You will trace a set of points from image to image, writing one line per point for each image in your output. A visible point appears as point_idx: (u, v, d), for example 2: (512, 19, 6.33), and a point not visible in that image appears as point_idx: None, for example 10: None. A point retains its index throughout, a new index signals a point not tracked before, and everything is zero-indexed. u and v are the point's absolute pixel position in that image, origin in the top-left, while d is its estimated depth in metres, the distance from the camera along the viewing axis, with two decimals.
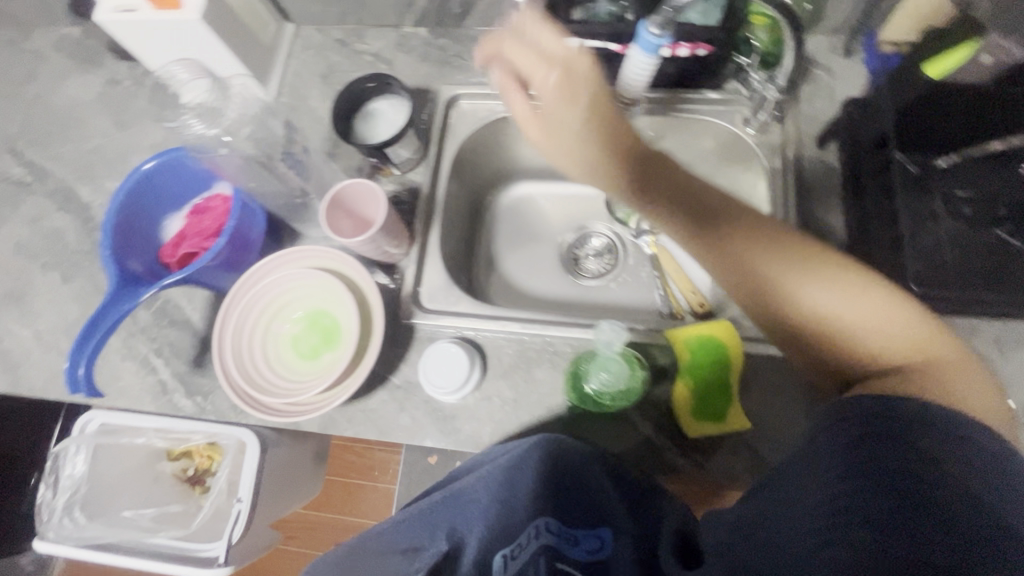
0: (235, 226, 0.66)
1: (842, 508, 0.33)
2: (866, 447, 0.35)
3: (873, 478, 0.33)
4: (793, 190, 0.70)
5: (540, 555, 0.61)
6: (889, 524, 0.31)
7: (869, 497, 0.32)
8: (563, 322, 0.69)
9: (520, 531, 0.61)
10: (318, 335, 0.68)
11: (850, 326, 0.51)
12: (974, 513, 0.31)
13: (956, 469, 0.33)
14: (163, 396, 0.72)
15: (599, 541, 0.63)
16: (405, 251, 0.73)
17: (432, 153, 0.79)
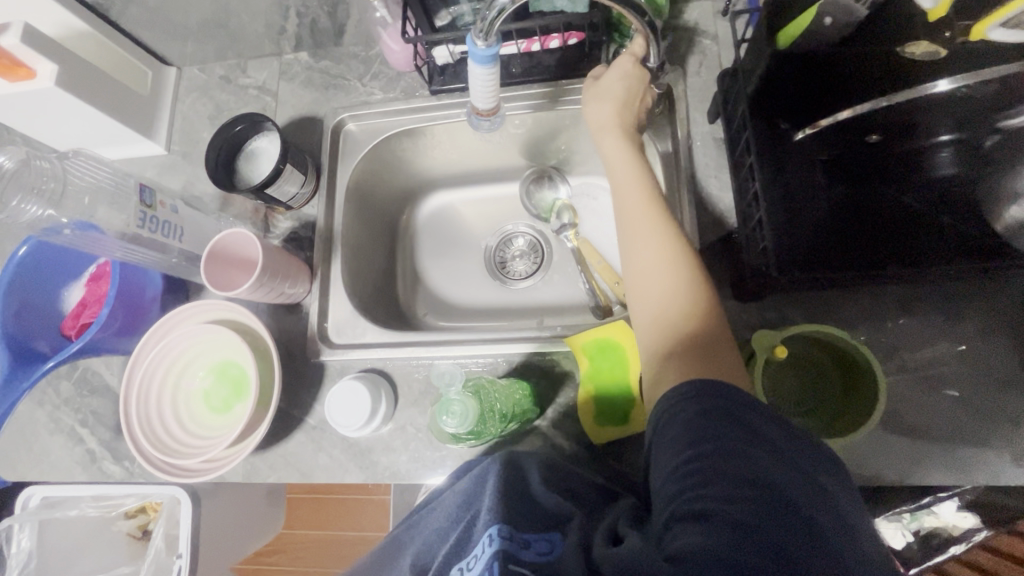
0: (120, 290, 0.66)
1: (691, 477, 0.38)
2: (713, 432, 0.39)
3: (716, 451, 0.38)
4: (687, 171, 0.67)
5: (488, 567, 0.42)
6: (726, 492, 0.36)
7: (713, 467, 0.38)
8: (469, 340, 0.68)
9: (473, 542, 0.47)
10: (227, 387, 0.68)
11: (679, 305, 0.51)
12: (809, 499, 0.36)
13: (780, 441, 0.39)
14: (93, 464, 0.72)
15: (550, 544, 0.45)
16: (307, 289, 0.72)
17: (326, 185, 0.77)
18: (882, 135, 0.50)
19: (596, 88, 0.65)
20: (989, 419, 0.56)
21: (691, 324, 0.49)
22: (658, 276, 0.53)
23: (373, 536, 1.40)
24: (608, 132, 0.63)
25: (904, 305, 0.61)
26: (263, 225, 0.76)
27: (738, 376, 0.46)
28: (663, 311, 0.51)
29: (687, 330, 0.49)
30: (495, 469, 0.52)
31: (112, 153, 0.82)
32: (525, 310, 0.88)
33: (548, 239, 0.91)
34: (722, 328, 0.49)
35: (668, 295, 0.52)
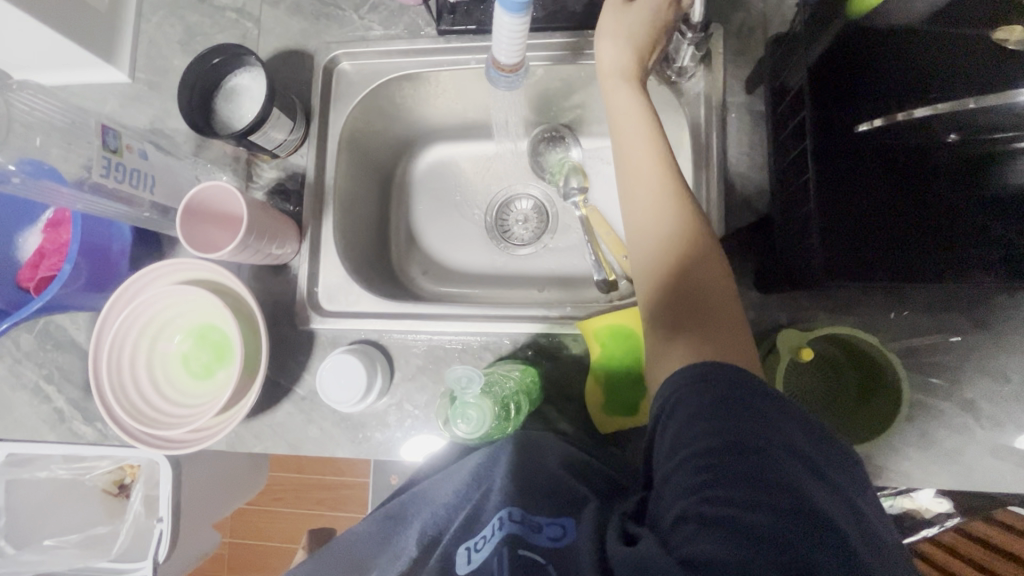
0: (83, 243, 0.60)
1: (701, 472, 0.36)
2: (724, 417, 0.38)
3: (725, 441, 0.37)
4: (718, 147, 0.62)
5: (498, 552, 0.45)
6: (737, 495, 0.35)
7: (722, 465, 0.36)
8: (472, 315, 0.64)
9: (484, 524, 0.48)
10: (209, 351, 0.63)
11: (659, 254, 0.51)
12: (824, 495, 0.35)
13: (795, 432, 0.37)
14: (62, 424, 0.68)
15: (562, 528, 0.46)
16: (295, 249, 0.66)
17: (316, 133, 0.69)
18: (959, 134, 0.47)
19: (610, 24, 0.57)
20: (1000, 428, 0.56)
21: (674, 280, 0.49)
22: (648, 235, 0.52)
23: (355, 482, 1.42)
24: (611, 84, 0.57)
25: (933, 307, 0.58)
26: (244, 173, 0.68)
27: (729, 329, 0.45)
28: (652, 273, 0.51)
29: (679, 286, 0.49)
30: (506, 451, 0.51)
31: (66, 78, 0.72)
32: (525, 278, 0.83)
33: (554, 203, 0.85)
34: (713, 282, 0.48)
35: (651, 248, 0.51)
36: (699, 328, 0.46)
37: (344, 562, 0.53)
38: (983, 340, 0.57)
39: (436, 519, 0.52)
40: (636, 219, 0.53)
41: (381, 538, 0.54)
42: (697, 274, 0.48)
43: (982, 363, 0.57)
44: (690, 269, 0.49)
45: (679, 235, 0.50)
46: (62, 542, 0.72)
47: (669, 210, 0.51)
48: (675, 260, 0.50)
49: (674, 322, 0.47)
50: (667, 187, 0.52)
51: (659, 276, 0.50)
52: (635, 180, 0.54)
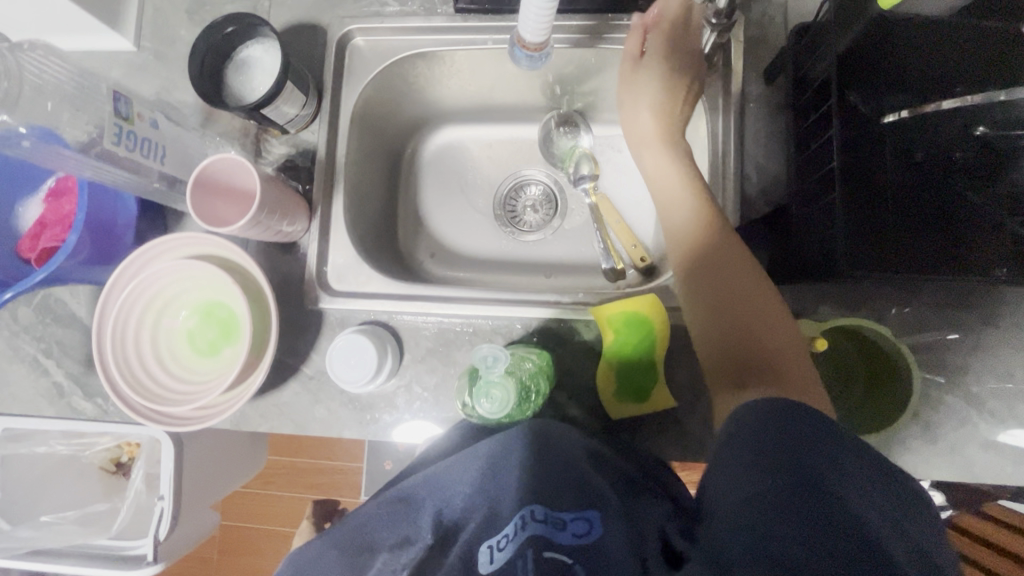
0: (88, 215, 0.58)
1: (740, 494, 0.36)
2: (786, 454, 0.36)
3: (788, 479, 0.35)
4: (735, 138, 0.61)
5: (522, 554, 0.46)
6: (803, 536, 0.32)
7: (775, 493, 0.34)
8: (484, 299, 0.63)
9: (506, 519, 0.49)
10: (215, 329, 0.62)
11: (719, 304, 0.52)
12: (896, 548, 0.32)
13: (861, 475, 0.35)
14: (61, 399, 0.67)
15: (587, 523, 0.47)
16: (305, 227, 0.65)
17: (328, 110, 0.68)
18: (987, 128, 0.49)
19: (633, 84, 0.63)
20: (1003, 423, 0.57)
21: (737, 327, 0.50)
22: (699, 283, 0.54)
23: (350, 466, 1.42)
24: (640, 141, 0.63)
25: (943, 302, 0.58)
26: (253, 148, 0.67)
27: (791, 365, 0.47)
28: (711, 319, 0.52)
29: (739, 333, 0.50)
30: (520, 441, 0.51)
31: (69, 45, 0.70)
32: (533, 264, 0.83)
33: (564, 190, 0.85)
34: (768, 318, 0.49)
35: (710, 297, 0.52)
36: (765, 370, 0.47)
37: (349, 545, 0.52)
38: (992, 337, 0.58)
39: (452, 506, 0.52)
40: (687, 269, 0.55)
41: (389, 520, 0.53)
42: (753, 314, 0.50)
43: (989, 359, 0.58)
44: (746, 313, 0.50)
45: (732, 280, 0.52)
46: (61, 518, 0.70)
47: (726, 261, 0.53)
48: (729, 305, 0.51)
49: (740, 368, 0.48)
50: (718, 240, 0.54)
51: (716, 325, 0.51)
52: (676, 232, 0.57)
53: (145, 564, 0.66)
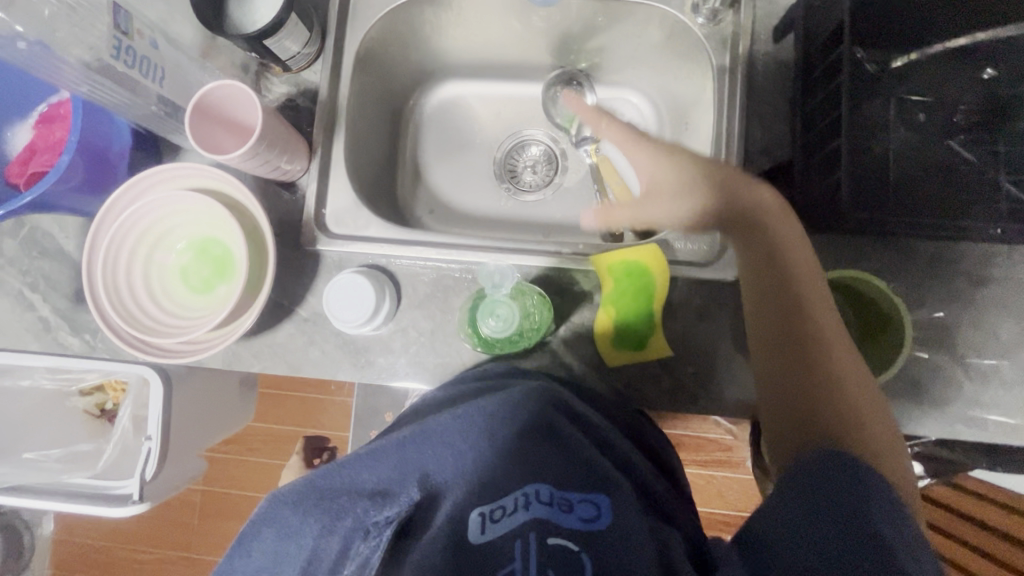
0: (80, 140, 0.56)
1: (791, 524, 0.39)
2: (843, 505, 0.39)
3: (840, 530, 0.38)
4: (741, 95, 0.62)
5: (523, 535, 0.43)
6: None
7: (828, 543, 0.37)
8: (483, 246, 0.63)
9: (507, 490, 0.46)
10: (210, 266, 0.61)
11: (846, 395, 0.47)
12: None
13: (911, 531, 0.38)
14: (47, 333, 0.66)
15: (594, 509, 0.45)
16: (304, 167, 0.64)
17: (330, 48, 0.66)
18: (993, 69, 0.51)
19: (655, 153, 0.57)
20: (988, 381, 0.58)
21: (853, 418, 0.47)
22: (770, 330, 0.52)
23: (336, 433, 1.41)
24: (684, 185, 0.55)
25: (937, 263, 0.59)
26: (253, 85, 0.66)
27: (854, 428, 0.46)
28: (778, 372, 0.50)
29: (805, 393, 0.49)
30: (524, 403, 0.51)
31: None
32: (532, 224, 0.83)
33: (565, 151, 0.84)
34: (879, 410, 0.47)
35: (831, 390, 0.48)
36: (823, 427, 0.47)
37: (328, 491, 0.50)
38: (983, 299, 0.59)
39: (443, 464, 0.50)
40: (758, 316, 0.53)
41: (374, 466, 0.51)
42: (829, 373, 0.48)
43: (979, 321, 0.59)
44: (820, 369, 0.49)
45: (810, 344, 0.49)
46: (44, 456, 0.69)
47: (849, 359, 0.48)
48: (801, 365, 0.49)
49: (798, 423, 0.49)
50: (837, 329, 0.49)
51: (780, 383, 0.50)
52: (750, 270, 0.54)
53: (130, 502, 0.65)
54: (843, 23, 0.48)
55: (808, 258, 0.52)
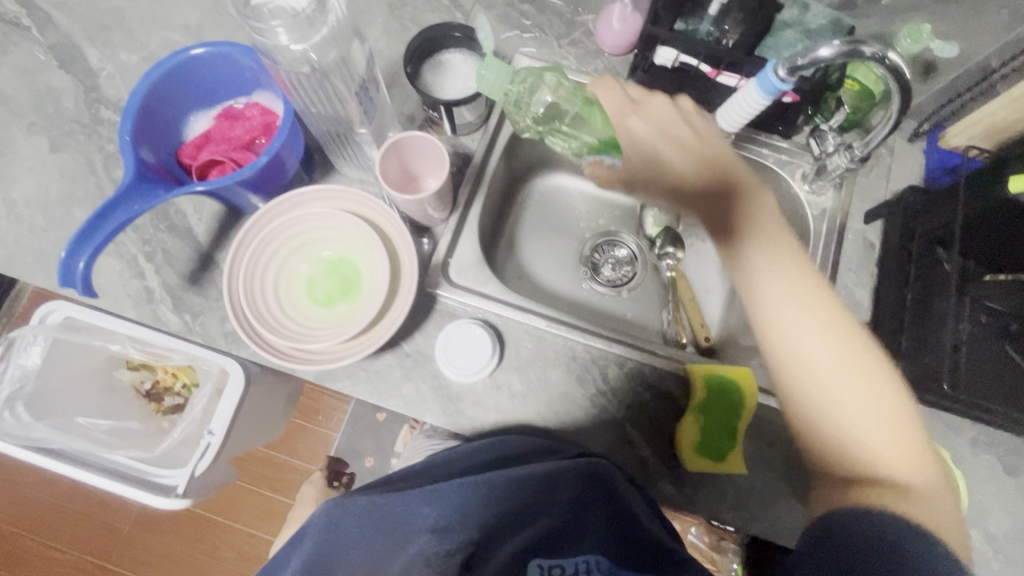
0: (279, 149, 0.60)
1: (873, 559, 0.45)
2: None
3: None
4: (832, 258, 0.72)
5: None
6: None
7: None
8: (589, 331, 0.68)
9: (566, 555, 0.52)
10: (336, 283, 0.64)
11: (864, 421, 0.55)
12: None
13: None
14: (148, 304, 0.66)
15: None
16: (445, 217, 0.69)
17: (492, 123, 0.74)
18: None
19: (716, 206, 0.68)
20: (1011, 564, 0.64)
21: (860, 467, 0.54)
22: (809, 375, 0.58)
23: (306, 466, 1.34)
24: (771, 261, 0.63)
25: (977, 445, 0.67)
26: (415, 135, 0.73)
27: (922, 502, 0.51)
28: (815, 418, 0.57)
29: (845, 432, 0.55)
30: (581, 480, 0.56)
31: None
32: (604, 316, 0.89)
33: (647, 260, 0.93)
34: (900, 428, 0.54)
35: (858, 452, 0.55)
36: (886, 492, 0.51)
37: (388, 519, 0.50)
38: (1015, 489, 0.66)
39: (499, 518, 0.51)
40: (797, 377, 0.58)
41: (439, 502, 0.51)
42: (869, 429, 0.55)
43: (1010, 508, 0.66)
44: (861, 409, 0.55)
45: (867, 389, 0.56)
46: (93, 425, 0.67)
47: (880, 393, 0.56)
48: (848, 397, 0.56)
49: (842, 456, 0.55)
50: (873, 370, 0.57)
51: (835, 395, 0.56)
52: (786, 364, 0.59)
53: (173, 495, 0.63)
54: (958, 240, 0.61)
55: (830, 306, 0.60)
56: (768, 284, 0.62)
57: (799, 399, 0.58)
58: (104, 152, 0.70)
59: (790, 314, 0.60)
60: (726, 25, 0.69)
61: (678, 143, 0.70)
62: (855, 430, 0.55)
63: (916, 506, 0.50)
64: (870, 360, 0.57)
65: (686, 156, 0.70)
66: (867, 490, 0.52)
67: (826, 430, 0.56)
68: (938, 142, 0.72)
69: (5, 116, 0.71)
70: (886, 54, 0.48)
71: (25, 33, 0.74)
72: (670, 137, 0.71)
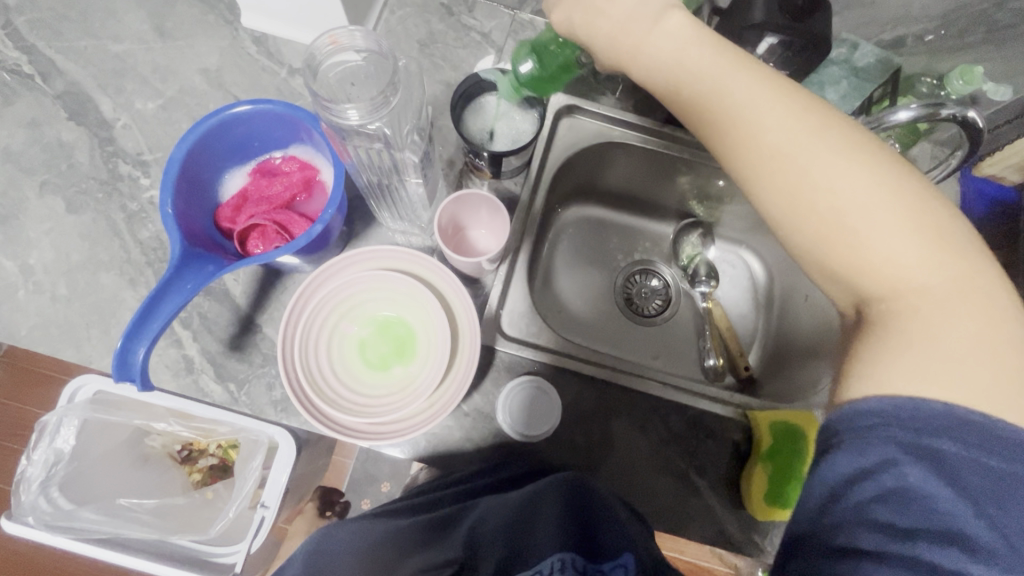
0: (332, 217, 0.57)
1: (860, 486, 0.38)
2: None
3: None
4: None
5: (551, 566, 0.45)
6: None
7: None
8: (648, 379, 0.68)
9: (538, 555, 0.46)
10: (390, 344, 0.61)
11: (930, 281, 0.41)
12: None
13: None
14: (188, 375, 0.62)
15: (625, 565, 0.46)
16: (496, 268, 0.68)
17: (534, 167, 0.73)
18: None
19: (684, 51, 0.49)
20: None
21: (909, 306, 0.41)
22: (786, 204, 0.45)
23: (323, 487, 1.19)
24: (725, 76, 0.47)
25: None
26: (456, 182, 0.71)
27: (937, 348, 0.39)
28: (821, 253, 0.44)
29: (838, 268, 0.44)
30: (555, 486, 0.52)
31: (296, 32, 0.72)
32: (644, 346, 0.88)
33: (681, 289, 0.92)
34: (964, 308, 0.40)
35: (853, 294, 0.45)
36: (909, 347, 0.40)
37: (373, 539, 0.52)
38: None
39: (483, 535, 0.51)
40: (780, 202, 0.45)
41: (423, 531, 0.53)
42: (906, 267, 0.41)
43: None
44: (875, 235, 0.42)
45: (858, 166, 0.42)
46: (137, 505, 0.65)
47: (898, 231, 0.41)
48: (859, 227, 0.42)
49: (862, 302, 0.44)
50: (921, 215, 0.42)
51: (838, 231, 0.43)
52: (747, 147, 0.46)
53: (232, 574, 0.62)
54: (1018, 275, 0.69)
55: (801, 136, 0.44)
56: (823, 145, 0.43)
57: (793, 239, 0.45)
58: (126, 211, 0.66)
59: (748, 91, 0.46)
60: (770, 63, 0.65)
61: (630, 10, 0.50)
62: (853, 292, 0.44)
63: (927, 370, 0.39)
64: (900, 188, 0.42)
65: (636, 4, 0.50)
66: (882, 325, 0.42)
67: (827, 278, 0.45)
68: (972, 171, 0.72)
69: (16, 176, 0.67)
70: (966, 113, 0.49)
71: (30, 83, 0.70)
72: (612, 7, 0.51)
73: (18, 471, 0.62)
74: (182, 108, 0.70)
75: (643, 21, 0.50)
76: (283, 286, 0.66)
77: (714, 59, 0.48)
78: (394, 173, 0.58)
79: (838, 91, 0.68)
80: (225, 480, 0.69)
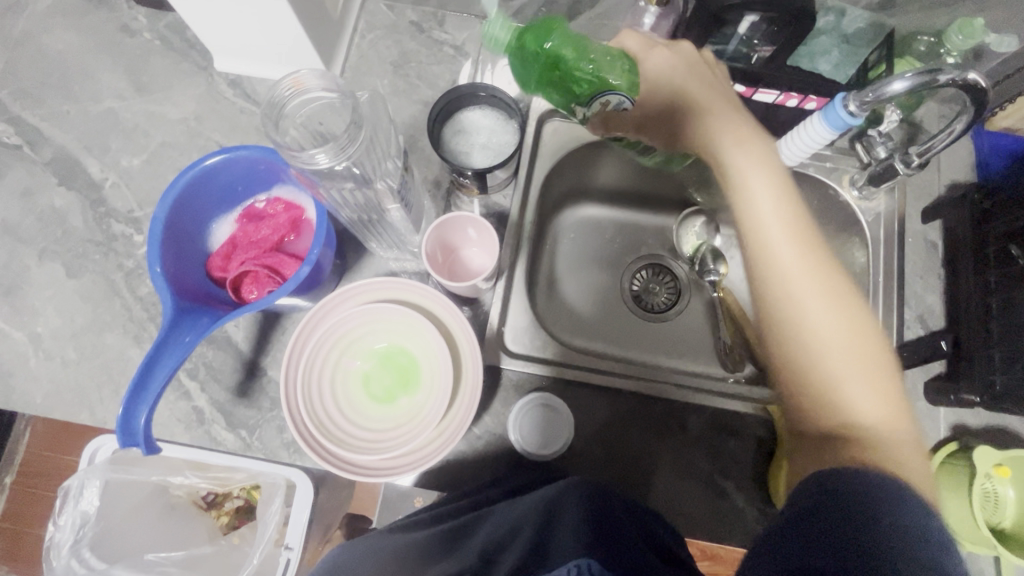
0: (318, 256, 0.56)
1: (881, 520, 0.35)
2: None
3: None
4: (898, 265, 0.67)
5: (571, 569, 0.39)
6: None
7: None
8: (662, 381, 0.66)
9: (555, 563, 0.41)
10: (394, 375, 0.60)
11: (873, 419, 0.46)
12: None
13: None
14: (200, 426, 0.63)
15: None
16: (493, 285, 0.67)
17: (521, 176, 0.72)
18: None
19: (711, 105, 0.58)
20: None
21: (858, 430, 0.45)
22: (778, 272, 0.51)
23: None
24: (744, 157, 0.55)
25: None
26: (444, 202, 0.70)
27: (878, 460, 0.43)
28: (797, 353, 0.49)
29: (807, 369, 0.48)
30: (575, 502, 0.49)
31: (266, 68, 0.72)
32: (657, 343, 0.85)
33: (690, 280, 0.90)
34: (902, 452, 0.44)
35: (809, 403, 0.48)
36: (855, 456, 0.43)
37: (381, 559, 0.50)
38: None
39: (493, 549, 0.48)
40: (766, 287, 0.52)
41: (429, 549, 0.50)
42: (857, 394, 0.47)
43: None
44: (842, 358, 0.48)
45: (845, 303, 0.49)
46: (164, 559, 0.65)
47: (854, 364, 0.47)
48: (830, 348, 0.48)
49: (821, 420, 0.47)
50: (876, 370, 0.48)
51: (816, 328, 0.49)
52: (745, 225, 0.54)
53: None
54: None
55: (792, 256, 0.51)
56: (810, 271, 0.51)
57: (778, 327, 0.50)
58: (123, 270, 0.67)
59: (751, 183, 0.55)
60: (755, 40, 0.63)
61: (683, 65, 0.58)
62: (813, 402, 0.48)
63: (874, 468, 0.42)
64: (869, 349, 0.48)
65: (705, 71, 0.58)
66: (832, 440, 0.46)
67: (793, 383, 0.49)
68: (984, 127, 0.68)
69: (15, 247, 0.68)
70: (966, 75, 0.48)
71: (19, 153, 0.71)
72: (687, 61, 0.58)
73: (50, 538, 0.65)
74: (167, 160, 0.71)
75: (703, 79, 0.58)
76: (283, 326, 0.66)
77: (737, 137, 0.56)
78: (375, 205, 0.57)
79: (831, 60, 0.65)
80: (250, 524, 0.66)
